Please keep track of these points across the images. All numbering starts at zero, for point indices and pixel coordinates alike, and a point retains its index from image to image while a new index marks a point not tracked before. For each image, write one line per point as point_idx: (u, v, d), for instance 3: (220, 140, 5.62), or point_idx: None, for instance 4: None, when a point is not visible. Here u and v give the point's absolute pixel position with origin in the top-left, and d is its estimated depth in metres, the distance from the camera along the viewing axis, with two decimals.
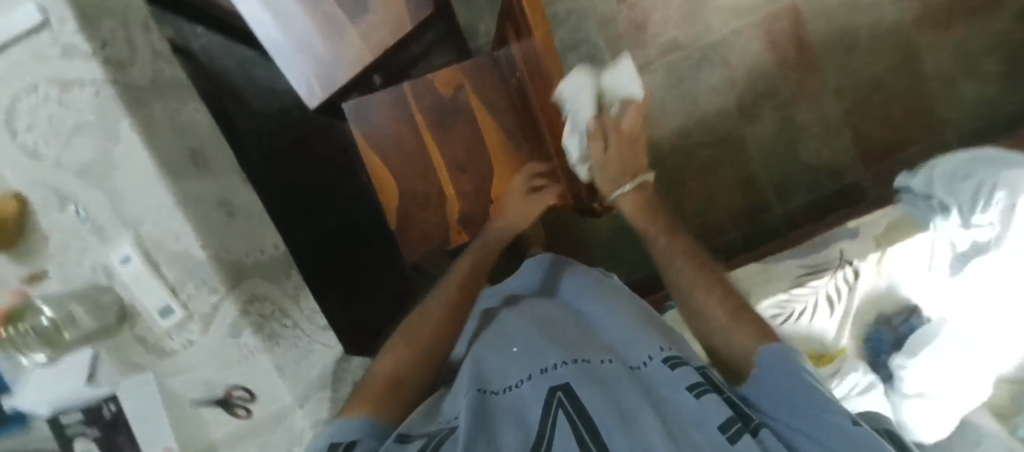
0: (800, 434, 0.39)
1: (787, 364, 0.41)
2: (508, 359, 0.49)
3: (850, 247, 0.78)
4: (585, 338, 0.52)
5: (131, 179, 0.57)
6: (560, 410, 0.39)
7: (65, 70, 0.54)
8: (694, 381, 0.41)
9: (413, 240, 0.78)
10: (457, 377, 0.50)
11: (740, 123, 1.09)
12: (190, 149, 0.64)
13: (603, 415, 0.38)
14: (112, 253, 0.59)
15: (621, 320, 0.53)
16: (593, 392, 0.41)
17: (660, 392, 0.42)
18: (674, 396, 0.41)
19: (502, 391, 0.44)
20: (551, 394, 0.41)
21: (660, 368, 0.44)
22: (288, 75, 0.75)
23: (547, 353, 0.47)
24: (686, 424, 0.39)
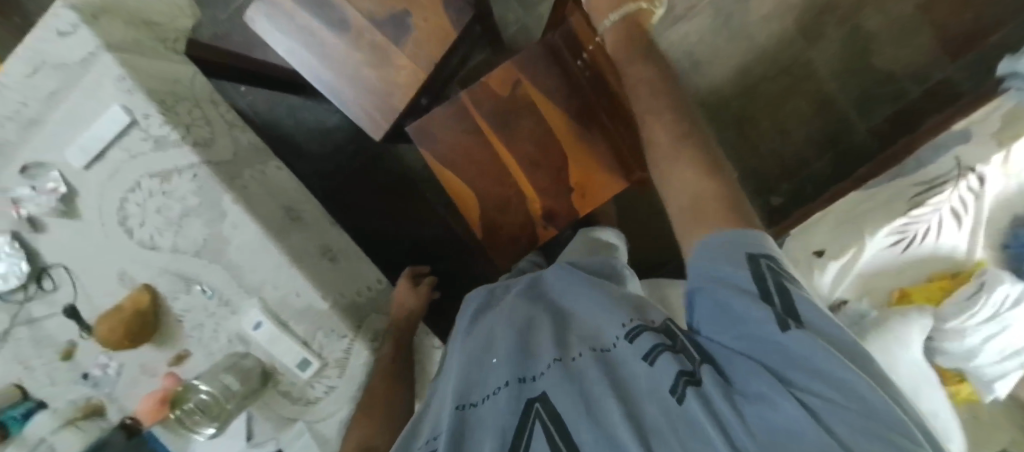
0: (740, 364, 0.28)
1: (732, 257, 0.30)
2: (486, 366, 0.42)
3: (967, 152, 0.71)
4: (556, 326, 0.42)
5: (245, 249, 0.57)
6: (536, 425, 0.34)
7: (160, 162, 0.55)
8: (653, 345, 0.33)
9: (502, 245, 0.78)
10: (441, 391, 0.45)
11: (803, 46, 1.02)
12: (285, 206, 0.65)
13: (578, 419, 0.32)
14: (244, 321, 0.59)
15: (597, 300, 0.42)
16: (565, 394, 0.34)
17: (629, 368, 0.34)
18: (636, 375, 0.33)
19: (480, 403, 0.38)
20: (528, 407, 0.35)
21: (625, 346, 0.35)
22: (349, 112, 0.74)
23: (518, 359, 0.40)
24: (645, 402, 0.31)
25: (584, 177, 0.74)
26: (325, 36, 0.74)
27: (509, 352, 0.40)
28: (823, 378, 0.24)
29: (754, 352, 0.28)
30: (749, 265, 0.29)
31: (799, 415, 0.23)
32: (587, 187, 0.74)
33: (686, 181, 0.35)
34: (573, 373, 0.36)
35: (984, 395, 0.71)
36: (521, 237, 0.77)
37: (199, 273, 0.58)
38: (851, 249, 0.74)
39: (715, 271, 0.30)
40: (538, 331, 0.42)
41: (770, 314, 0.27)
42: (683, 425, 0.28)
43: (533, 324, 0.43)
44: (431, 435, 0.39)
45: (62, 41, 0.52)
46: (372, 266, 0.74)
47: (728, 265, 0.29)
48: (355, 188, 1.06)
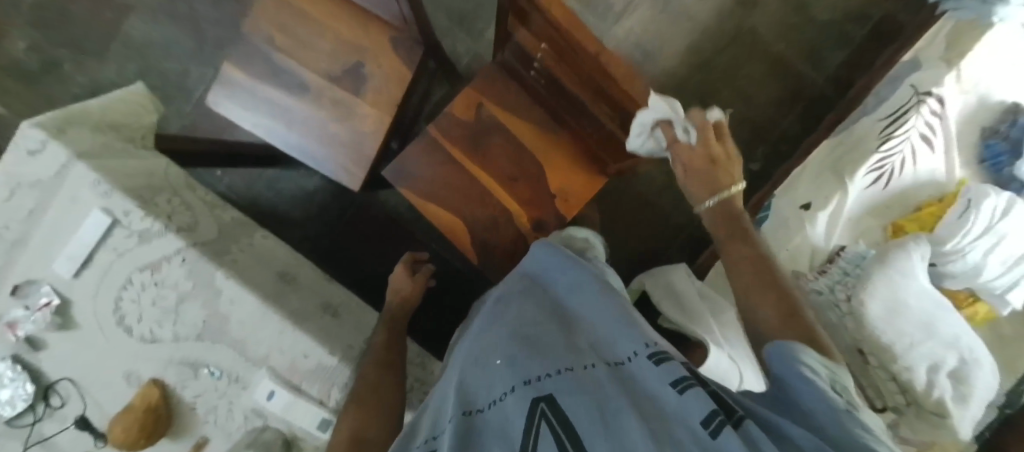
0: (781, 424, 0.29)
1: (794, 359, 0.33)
2: (491, 368, 0.39)
3: (922, 79, 0.74)
4: (568, 337, 0.41)
5: (246, 323, 0.57)
6: (543, 423, 0.30)
7: (148, 254, 0.55)
8: (678, 374, 0.31)
9: (499, 265, 0.77)
10: (438, 398, 0.41)
11: (742, 16, 1.06)
12: (278, 272, 0.66)
13: (595, 427, 0.28)
14: (256, 395, 0.58)
15: (606, 311, 0.42)
16: (581, 398, 0.31)
17: (648, 392, 0.32)
18: (662, 395, 0.31)
19: (486, 408, 0.35)
20: (533, 407, 0.31)
21: (644, 367, 0.34)
22: (323, 170, 0.76)
23: (531, 362, 0.37)
24: (676, 424, 0.28)
25: (564, 181, 0.75)
26: (286, 102, 0.76)
27: (518, 360, 0.38)
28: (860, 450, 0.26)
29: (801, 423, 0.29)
30: (812, 367, 0.32)
31: None
32: (568, 189, 0.75)
33: (769, 318, 0.39)
34: (591, 382, 0.33)
35: (1000, 309, 0.70)
36: (516, 253, 0.77)
37: (205, 356, 0.58)
38: (835, 195, 0.74)
39: (783, 362, 0.33)
40: (547, 340, 0.40)
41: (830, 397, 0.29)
42: None
43: (540, 335, 0.41)
44: (430, 438, 0.35)
45: (30, 159, 0.52)
46: (375, 313, 0.74)
47: (792, 364, 0.33)
48: (347, 243, 1.06)
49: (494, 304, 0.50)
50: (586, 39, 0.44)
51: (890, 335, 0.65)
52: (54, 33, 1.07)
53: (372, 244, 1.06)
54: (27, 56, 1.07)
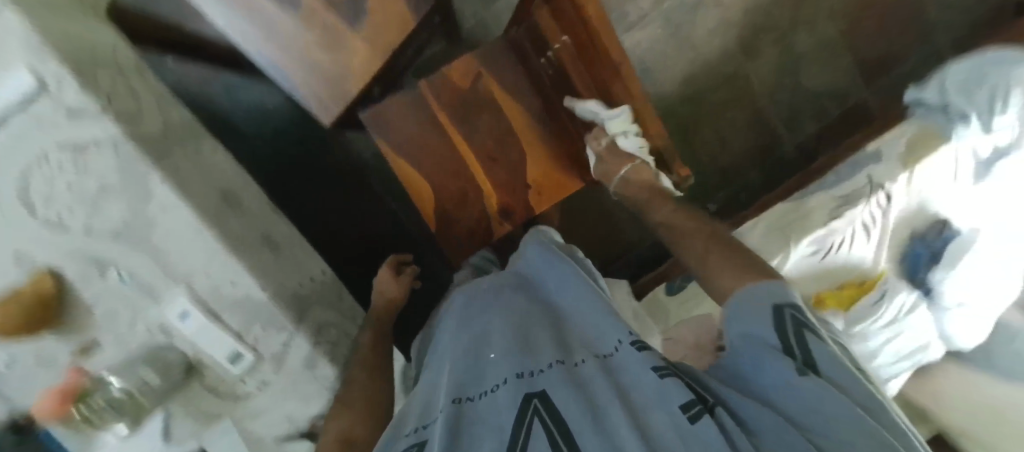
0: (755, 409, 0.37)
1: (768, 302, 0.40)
2: (482, 364, 0.42)
3: (878, 171, 0.80)
4: (556, 331, 0.45)
5: (174, 234, 0.52)
6: (535, 419, 0.34)
7: (76, 134, 0.47)
8: (660, 363, 0.37)
9: (456, 240, 0.76)
10: (430, 389, 0.44)
11: (743, 62, 1.09)
12: (222, 190, 0.60)
13: (584, 422, 0.33)
14: (168, 310, 0.54)
15: (592, 305, 0.46)
16: (568, 393, 0.36)
17: (630, 378, 0.37)
18: (643, 384, 0.36)
19: (478, 399, 0.38)
20: (526, 403, 0.36)
21: (629, 353, 0.39)
22: (297, 95, 0.71)
23: (524, 357, 0.41)
24: (654, 409, 0.34)
25: (541, 175, 0.75)
26: (269, 8, 0.68)
27: (511, 354, 0.41)
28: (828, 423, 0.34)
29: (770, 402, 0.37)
30: (774, 318, 0.39)
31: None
32: (544, 184, 0.75)
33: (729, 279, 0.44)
34: (579, 377, 0.38)
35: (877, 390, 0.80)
36: (475, 232, 0.76)
37: (118, 258, 0.51)
38: (777, 256, 0.80)
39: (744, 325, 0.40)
40: (537, 333, 0.44)
41: (791, 366, 0.37)
42: (694, 441, 0.31)
43: (530, 326, 0.45)
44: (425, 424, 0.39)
45: None
46: (317, 257, 0.71)
47: (756, 323, 0.39)
48: (299, 176, 1.00)
49: (481, 289, 0.53)
50: (614, 52, 0.47)
51: None
52: None
53: (328, 185, 1.02)
54: None
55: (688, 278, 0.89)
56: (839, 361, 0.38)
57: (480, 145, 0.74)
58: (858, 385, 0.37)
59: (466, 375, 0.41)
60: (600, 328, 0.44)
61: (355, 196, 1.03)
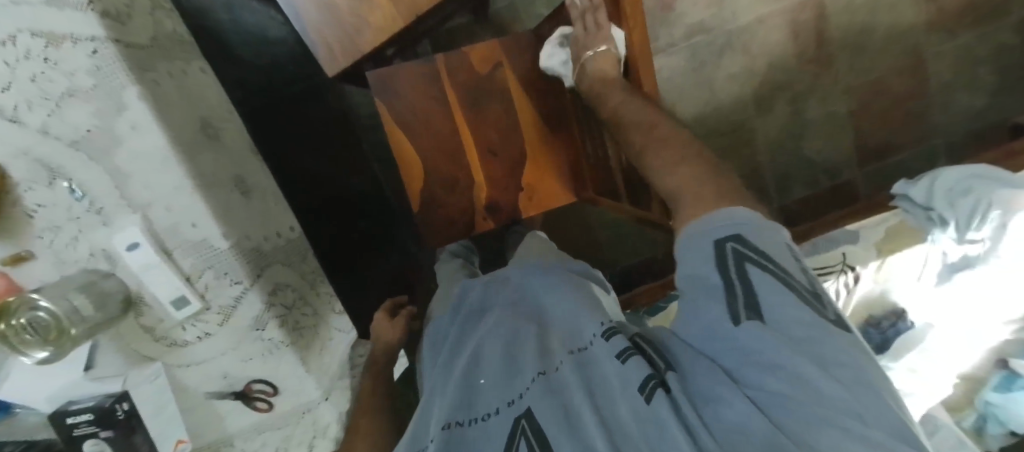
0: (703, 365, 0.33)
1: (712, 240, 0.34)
2: (473, 386, 0.41)
3: (853, 252, 0.86)
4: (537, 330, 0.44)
5: (138, 156, 0.48)
6: (523, 443, 0.34)
7: (52, 21, 0.43)
8: (623, 348, 0.37)
9: (437, 226, 0.74)
10: (427, 415, 0.43)
11: (753, 115, 1.10)
12: (201, 119, 0.56)
13: (558, 431, 0.33)
14: (117, 237, 0.49)
15: (571, 301, 0.45)
16: (545, 404, 0.35)
17: (601, 370, 0.36)
18: (609, 375, 0.35)
19: (469, 425, 0.38)
20: (515, 425, 0.36)
21: (600, 345, 0.38)
22: (304, 37, 0.66)
23: (513, 377, 0.40)
24: (619, 400, 0.33)
25: (537, 179, 0.73)
26: None
27: (499, 374, 0.41)
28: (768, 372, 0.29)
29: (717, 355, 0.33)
30: (715, 254, 0.33)
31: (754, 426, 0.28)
32: (537, 189, 0.74)
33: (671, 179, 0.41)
34: (555, 381, 0.37)
35: None
36: (458, 222, 0.74)
37: (72, 169, 0.46)
38: None
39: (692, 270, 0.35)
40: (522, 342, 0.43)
41: (726, 311, 0.32)
42: (651, 427, 0.31)
43: (516, 337, 0.44)
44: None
45: None
46: (287, 212, 0.67)
47: (699, 262, 0.34)
48: (288, 119, 0.95)
49: (472, 312, 0.53)
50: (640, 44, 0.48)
51: None
52: None
53: (318, 138, 0.97)
54: None
55: (652, 312, 0.90)
56: (790, 290, 0.31)
57: (485, 137, 0.71)
58: (815, 312, 0.31)
59: (456, 398, 0.41)
60: (574, 320, 0.43)
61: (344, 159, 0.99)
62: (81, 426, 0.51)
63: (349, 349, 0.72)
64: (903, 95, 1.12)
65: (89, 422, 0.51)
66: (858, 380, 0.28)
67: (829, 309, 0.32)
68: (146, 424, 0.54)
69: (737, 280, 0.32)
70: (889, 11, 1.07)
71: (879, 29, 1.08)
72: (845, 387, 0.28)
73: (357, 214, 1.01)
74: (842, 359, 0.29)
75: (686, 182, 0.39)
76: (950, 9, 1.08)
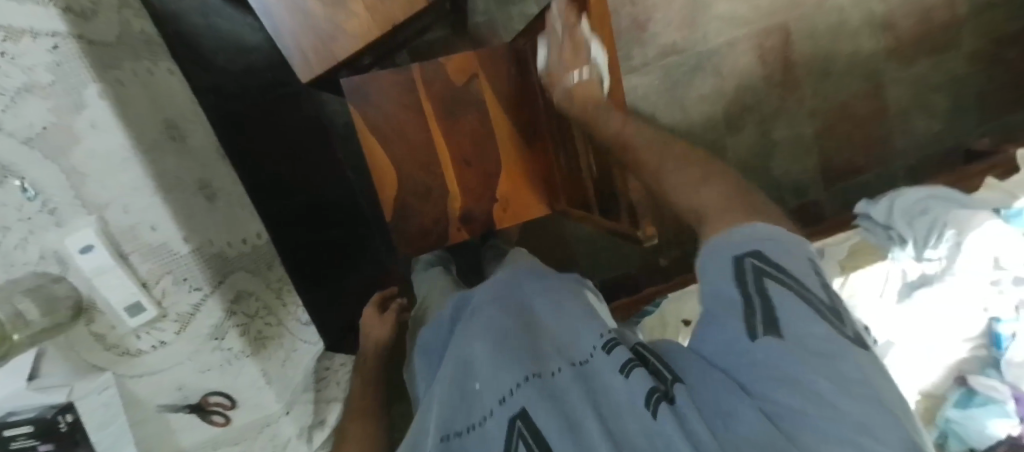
0: (714, 373, 0.33)
1: (728, 252, 0.33)
2: (468, 391, 0.42)
3: (819, 269, 0.91)
4: (531, 334, 0.44)
5: (94, 155, 0.47)
6: (520, 445, 0.35)
7: (11, 12, 0.41)
8: (625, 360, 0.37)
9: (410, 235, 0.73)
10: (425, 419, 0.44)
11: (724, 134, 1.14)
12: (166, 120, 0.55)
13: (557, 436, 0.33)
14: (71, 239, 0.47)
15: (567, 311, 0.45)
16: (545, 410, 0.35)
17: (603, 381, 0.37)
18: (614, 388, 0.35)
19: (468, 433, 0.39)
20: (510, 427, 0.36)
21: (602, 357, 0.38)
22: (278, 41, 0.65)
23: (500, 374, 0.40)
24: (625, 415, 0.33)
25: (512, 191, 0.74)
26: None
27: (493, 372, 0.40)
28: (783, 386, 0.28)
29: (728, 367, 0.32)
30: (736, 271, 0.32)
31: (765, 433, 0.27)
32: (511, 198, 0.74)
33: (702, 193, 0.40)
34: (556, 389, 0.37)
35: None
36: (431, 232, 0.74)
37: (25, 166, 0.44)
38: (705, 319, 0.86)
39: (708, 280, 0.34)
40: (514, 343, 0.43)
41: (742, 325, 0.31)
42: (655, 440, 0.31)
43: (504, 335, 0.43)
44: None
45: None
46: (253, 218, 0.66)
47: (721, 277, 0.33)
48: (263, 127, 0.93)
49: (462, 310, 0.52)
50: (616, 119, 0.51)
51: None
52: None
53: (294, 147, 0.96)
54: None
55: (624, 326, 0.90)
56: (814, 311, 0.30)
57: (461, 147, 0.72)
58: (836, 333, 0.29)
59: (451, 406, 0.41)
60: (572, 329, 0.43)
61: (320, 169, 0.99)
62: (19, 439, 0.48)
63: (315, 362, 0.70)
64: (864, 119, 1.18)
65: (28, 434, 0.48)
66: (878, 395, 0.27)
67: (848, 327, 0.31)
68: (90, 438, 0.51)
69: (756, 302, 0.31)
70: (849, 39, 1.13)
71: (841, 56, 1.13)
72: (860, 403, 0.26)
73: (330, 223, 1.00)
74: (862, 378, 0.28)
75: (712, 203, 0.38)
76: (905, 40, 1.15)
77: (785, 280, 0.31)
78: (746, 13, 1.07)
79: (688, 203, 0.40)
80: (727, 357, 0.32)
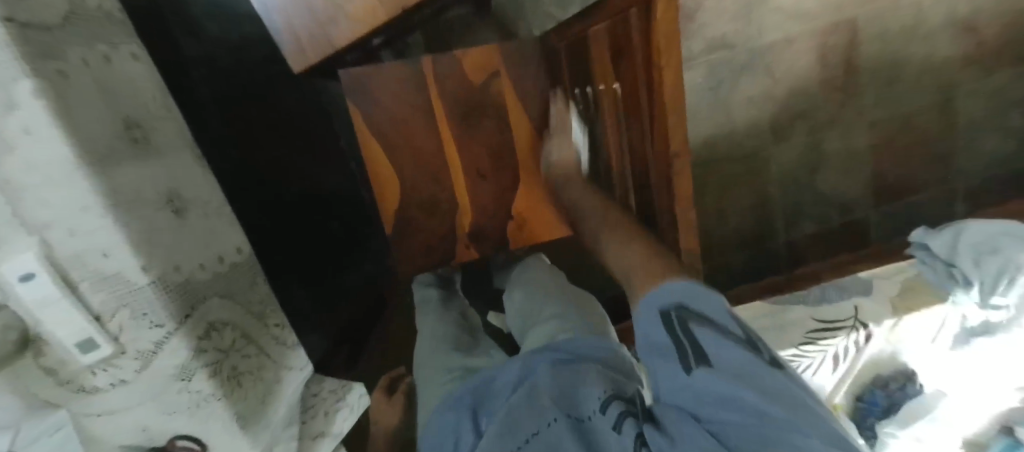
0: (659, 413, 0.32)
1: (660, 303, 0.34)
2: None
3: (866, 308, 0.78)
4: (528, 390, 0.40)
5: (29, 165, 0.38)
6: None
7: None
8: (608, 416, 0.34)
9: (411, 251, 0.65)
10: None
11: (769, 142, 1.02)
12: (126, 120, 0.46)
13: None
14: (6, 267, 0.38)
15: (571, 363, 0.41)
16: None
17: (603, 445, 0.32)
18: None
19: None
20: None
21: (603, 419, 0.34)
22: (266, 22, 0.55)
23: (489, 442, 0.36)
24: None
25: (530, 209, 0.65)
26: None
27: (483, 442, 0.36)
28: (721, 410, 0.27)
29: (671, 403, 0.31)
30: (666, 327, 0.33)
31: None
32: (528, 218, 0.65)
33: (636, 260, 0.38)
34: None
35: None
36: (435, 249, 0.66)
37: None
38: None
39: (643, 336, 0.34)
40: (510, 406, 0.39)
41: (679, 365, 0.31)
42: None
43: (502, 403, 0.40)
44: None
45: None
46: (234, 230, 0.59)
47: (655, 329, 0.33)
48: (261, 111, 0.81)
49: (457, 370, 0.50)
50: (674, 116, 0.34)
51: None
52: None
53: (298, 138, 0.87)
54: None
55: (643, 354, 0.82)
56: (739, 343, 0.30)
57: (475, 158, 0.62)
58: (756, 355, 0.30)
59: None
60: (574, 382, 0.38)
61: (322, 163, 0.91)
62: None
63: (301, 389, 0.64)
64: (928, 134, 1.05)
65: None
66: (805, 409, 0.26)
67: (769, 354, 0.31)
68: None
69: (698, 347, 0.30)
70: (925, 43, 0.99)
71: (912, 61, 1.00)
72: (790, 412, 0.26)
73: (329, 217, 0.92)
74: (789, 393, 0.27)
75: (639, 259, 0.38)
76: (989, 47, 1.00)
77: (706, 321, 0.32)
78: (811, 6, 0.94)
79: (618, 270, 0.40)
80: (671, 396, 0.31)
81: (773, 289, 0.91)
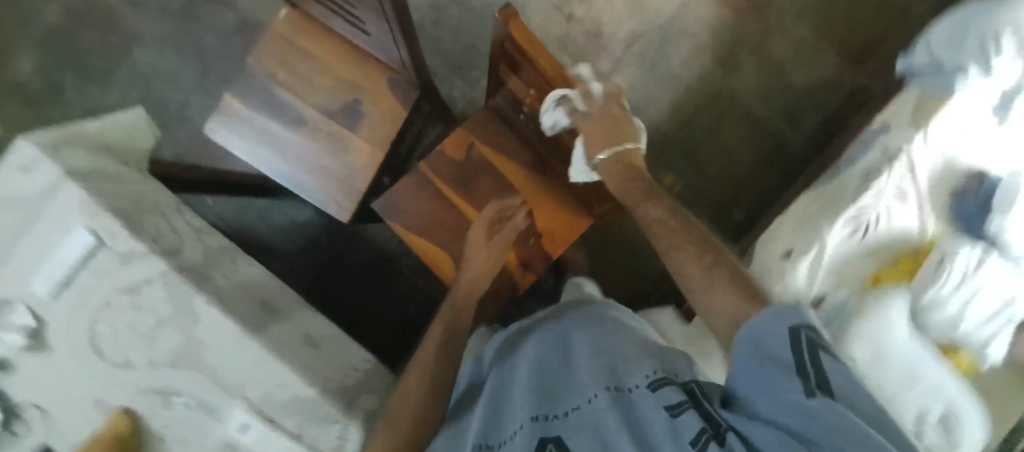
0: (757, 423, 0.30)
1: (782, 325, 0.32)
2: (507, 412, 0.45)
3: (891, 139, 0.79)
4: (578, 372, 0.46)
5: (223, 349, 0.57)
6: None
7: (131, 276, 0.57)
8: (674, 401, 0.35)
9: (484, 302, 0.77)
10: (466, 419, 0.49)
11: (725, 78, 1.13)
12: (261, 301, 0.65)
13: None
14: (230, 427, 0.57)
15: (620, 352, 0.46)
16: (582, 439, 0.36)
17: (639, 414, 0.36)
18: (653, 422, 0.34)
19: (498, 446, 0.41)
20: (540, 445, 0.37)
21: (645, 393, 0.37)
22: (316, 202, 0.78)
23: (531, 400, 0.43)
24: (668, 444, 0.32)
25: (549, 219, 0.77)
26: (281, 134, 0.79)
27: (528, 397, 0.44)
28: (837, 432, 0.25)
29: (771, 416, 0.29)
30: (793, 337, 0.30)
31: None
32: (553, 227, 0.76)
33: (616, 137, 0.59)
34: (585, 419, 0.38)
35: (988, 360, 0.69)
36: (500, 291, 0.77)
37: (178, 385, 0.57)
38: (814, 244, 0.75)
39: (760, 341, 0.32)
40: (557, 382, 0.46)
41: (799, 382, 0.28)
42: None
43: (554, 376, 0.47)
44: None
45: (22, 175, 0.57)
46: (357, 348, 0.72)
47: (773, 330, 0.32)
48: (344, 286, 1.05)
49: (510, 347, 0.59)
50: None
51: (885, 386, 0.63)
52: (68, 62, 1.18)
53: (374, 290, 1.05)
54: (35, 79, 1.17)
55: None
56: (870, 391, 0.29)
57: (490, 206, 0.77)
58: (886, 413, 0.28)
59: (488, 421, 0.45)
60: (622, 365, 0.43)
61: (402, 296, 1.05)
62: None
63: None
64: None
65: None
66: None
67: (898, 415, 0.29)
68: None
69: (806, 362, 0.29)
70: None
71: None
72: None
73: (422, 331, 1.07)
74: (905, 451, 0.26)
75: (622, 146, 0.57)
76: None
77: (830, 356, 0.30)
78: None
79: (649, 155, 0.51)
80: (770, 402, 0.29)
81: (811, 182, 0.95)
